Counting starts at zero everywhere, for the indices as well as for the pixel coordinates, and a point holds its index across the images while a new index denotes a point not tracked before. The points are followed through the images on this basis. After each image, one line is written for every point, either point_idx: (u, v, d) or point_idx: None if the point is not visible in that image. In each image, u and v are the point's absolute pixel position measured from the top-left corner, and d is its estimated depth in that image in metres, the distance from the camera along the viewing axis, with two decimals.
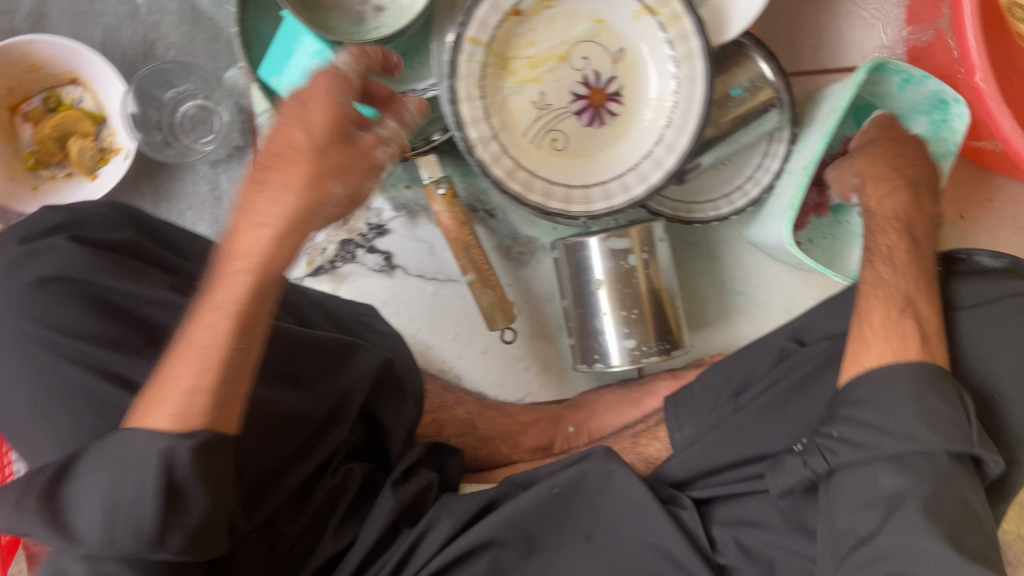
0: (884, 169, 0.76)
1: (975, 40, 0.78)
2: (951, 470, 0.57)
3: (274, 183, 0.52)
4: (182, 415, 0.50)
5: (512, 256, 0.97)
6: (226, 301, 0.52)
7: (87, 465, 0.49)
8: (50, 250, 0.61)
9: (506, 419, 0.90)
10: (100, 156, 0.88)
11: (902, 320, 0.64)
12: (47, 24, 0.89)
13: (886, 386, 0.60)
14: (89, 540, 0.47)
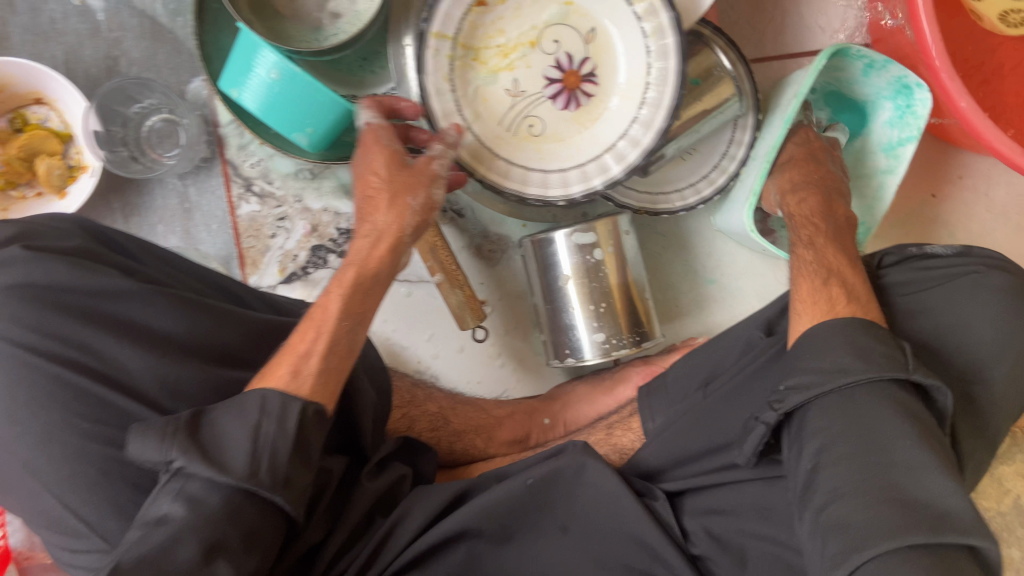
0: (801, 178, 0.83)
1: (927, 20, 0.78)
2: (898, 395, 0.56)
3: (372, 211, 0.64)
4: (303, 382, 0.57)
5: (484, 255, 0.97)
6: (330, 303, 0.62)
7: (223, 412, 0.52)
8: (11, 262, 0.57)
9: (480, 413, 0.90)
10: (69, 174, 0.89)
11: (827, 286, 0.68)
12: (8, 45, 0.89)
13: (820, 337, 0.61)
14: (236, 469, 0.50)
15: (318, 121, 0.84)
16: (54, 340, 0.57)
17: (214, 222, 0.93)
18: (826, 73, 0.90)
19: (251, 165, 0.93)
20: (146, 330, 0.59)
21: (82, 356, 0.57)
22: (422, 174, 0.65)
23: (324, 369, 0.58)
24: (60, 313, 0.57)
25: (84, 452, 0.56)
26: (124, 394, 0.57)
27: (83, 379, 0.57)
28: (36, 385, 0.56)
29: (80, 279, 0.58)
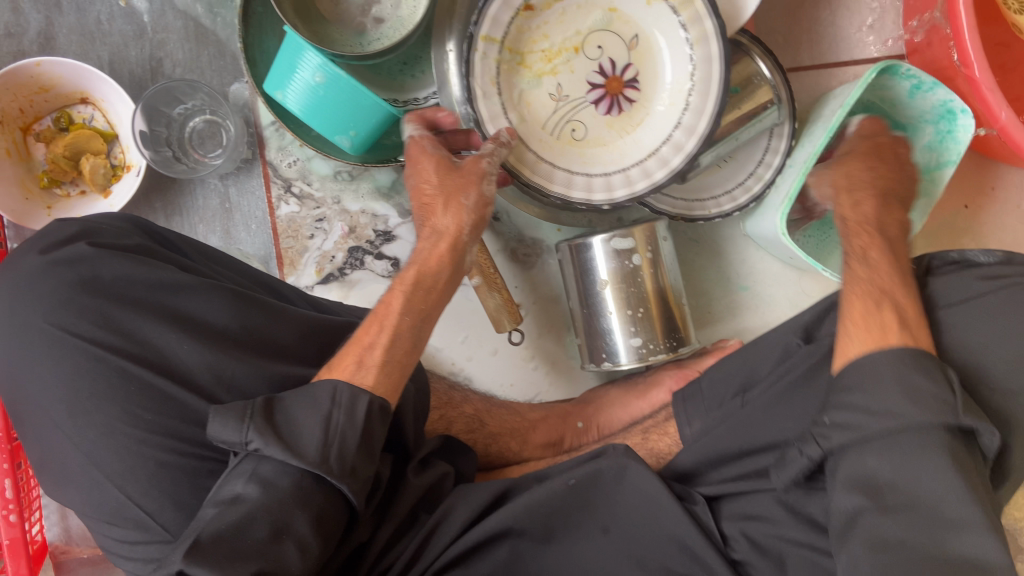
0: (858, 179, 0.79)
1: (969, 32, 0.78)
2: (947, 446, 0.53)
3: (431, 213, 0.67)
4: (369, 375, 0.58)
5: (519, 258, 0.98)
6: (395, 300, 0.64)
7: (294, 399, 0.54)
8: (81, 259, 0.61)
9: (515, 416, 0.90)
10: (112, 173, 0.91)
11: (882, 310, 0.62)
12: (55, 45, 0.91)
13: (870, 371, 0.57)
14: (309, 455, 0.51)
15: (360, 124, 0.85)
16: (117, 334, 0.59)
17: (254, 221, 0.94)
18: (872, 92, 0.92)
19: (291, 167, 0.94)
20: (202, 323, 0.61)
21: (144, 347, 0.59)
22: (468, 172, 0.66)
23: (388, 368, 0.59)
24: (122, 305, 0.60)
25: (144, 445, 0.57)
26: (182, 386, 0.58)
27: (144, 369, 0.58)
28: (102, 379, 0.58)
29: (143, 273, 0.61)
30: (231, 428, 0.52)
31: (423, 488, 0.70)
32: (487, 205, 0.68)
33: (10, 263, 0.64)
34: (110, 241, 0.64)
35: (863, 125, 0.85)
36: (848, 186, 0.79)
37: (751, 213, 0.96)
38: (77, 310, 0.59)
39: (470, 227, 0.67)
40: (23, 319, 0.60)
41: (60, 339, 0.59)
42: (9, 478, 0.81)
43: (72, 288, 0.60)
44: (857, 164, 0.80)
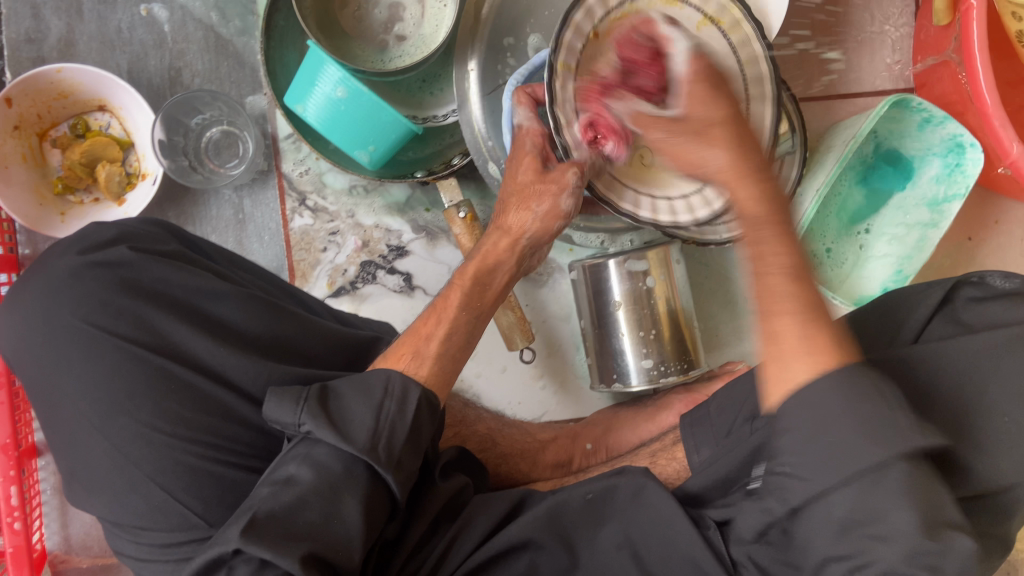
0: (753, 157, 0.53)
1: (983, 67, 0.80)
2: (907, 478, 0.45)
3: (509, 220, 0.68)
4: (426, 367, 0.60)
5: (530, 277, 0.99)
6: (452, 294, 0.66)
7: (348, 388, 0.55)
8: (120, 261, 0.61)
9: (524, 437, 0.91)
10: (127, 181, 0.91)
11: (810, 335, 0.49)
12: (74, 52, 0.91)
13: (809, 421, 0.48)
14: (359, 441, 0.51)
15: (380, 139, 0.85)
16: (153, 334, 0.59)
17: (267, 233, 0.94)
18: (882, 126, 0.95)
19: (308, 181, 0.94)
20: (236, 329, 0.62)
21: (179, 349, 0.59)
22: (558, 180, 0.66)
23: (445, 358, 0.62)
24: (159, 306, 0.60)
25: (171, 454, 0.57)
26: (218, 386, 0.59)
27: (181, 369, 0.58)
28: (136, 383, 0.58)
29: (181, 276, 0.61)
30: (286, 407, 0.53)
31: (448, 495, 0.70)
32: (558, 219, 0.68)
33: (45, 258, 0.63)
34: (148, 243, 0.64)
35: (689, 67, 0.55)
36: (743, 175, 0.52)
37: (761, 239, 0.98)
38: (114, 310, 0.60)
39: (532, 240, 0.69)
40: (55, 319, 0.60)
41: (99, 341, 0.59)
42: (16, 484, 0.80)
43: (111, 289, 0.60)
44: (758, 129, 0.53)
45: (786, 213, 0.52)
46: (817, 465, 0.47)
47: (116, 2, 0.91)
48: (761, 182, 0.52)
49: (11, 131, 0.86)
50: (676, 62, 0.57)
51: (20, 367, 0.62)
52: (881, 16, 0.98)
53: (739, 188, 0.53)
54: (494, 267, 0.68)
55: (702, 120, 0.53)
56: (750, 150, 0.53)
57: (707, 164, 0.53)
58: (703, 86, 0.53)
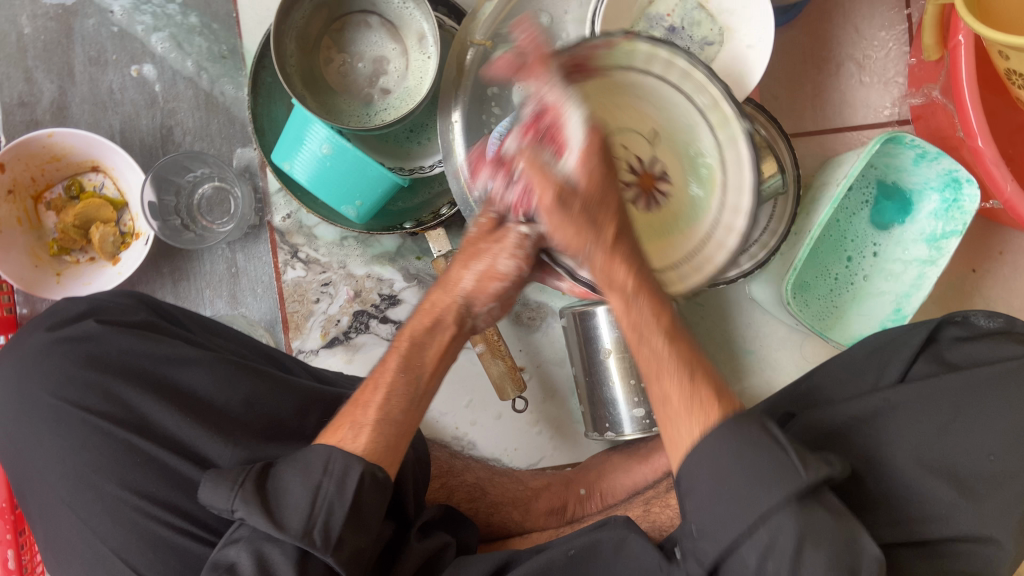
0: (623, 270, 0.58)
1: (973, 104, 0.79)
2: (801, 519, 0.49)
3: (454, 278, 0.66)
4: (363, 437, 0.59)
5: (523, 322, 0.98)
6: (389, 361, 0.64)
7: (288, 469, 0.56)
8: (88, 336, 0.68)
9: (516, 485, 0.91)
10: (122, 241, 0.92)
11: (698, 388, 0.55)
12: (67, 114, 0.92)
13: (707, 475, 0.52)
14: (291, 527, 0.53)
15: (367, 194, 0.85)
16: (119, 404, 0.65)
17: (261, 286, 0.95)
18: (879, 160, 0.93)
19: (299, 233, 0.94)
20: (201, 397, 0.66)
21: (145, 421, 0.64)
22: (502, 239, 0.63)
23: (384, 428, 0.60)
24: (126, 379, 0.66)
25: (152, 520, 0.61)
26: (184, 458, 0.63)
27: (146, 442, 0.63)
28: (106, 453, 0.63)
29: (148, 347, 0.67)
30: (220, 492, 0.55)
31: (425, 554, 0.70)
32: (497, 280, 0.65)
33: (19, 341, 0.71)
34: (121, 317, 0.71)
35: (583, 142, 0.58)
36: (616, 260, 0.58)
37: (757, 277, 0.96)
38: (83, 384, 0.66)
39: (470, 300, 0.66)
40: (31, 395, 0.67)
41: (68, 414, 0.65)
42: (12, 547, 0.81)
43: (77, 364, 0.67)
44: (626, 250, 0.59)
45: (650, 283, 0.59)
46: (722, 515, 0.51)
47: (107, 63, 0.92)
48: (631, 262, 0.58)
49: (5, 195, 0.87)
50: (571, 129, 0.58)
51: (17, 434, 0.67)
52: (874, 49, 0.96)
53: (615, 264, 0.58)
54: (431, 328, 0.65)
55: (587, 217, 0.58)
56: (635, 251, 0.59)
57: (590, 245, 0.58)
58: (599, 169, 0.58)
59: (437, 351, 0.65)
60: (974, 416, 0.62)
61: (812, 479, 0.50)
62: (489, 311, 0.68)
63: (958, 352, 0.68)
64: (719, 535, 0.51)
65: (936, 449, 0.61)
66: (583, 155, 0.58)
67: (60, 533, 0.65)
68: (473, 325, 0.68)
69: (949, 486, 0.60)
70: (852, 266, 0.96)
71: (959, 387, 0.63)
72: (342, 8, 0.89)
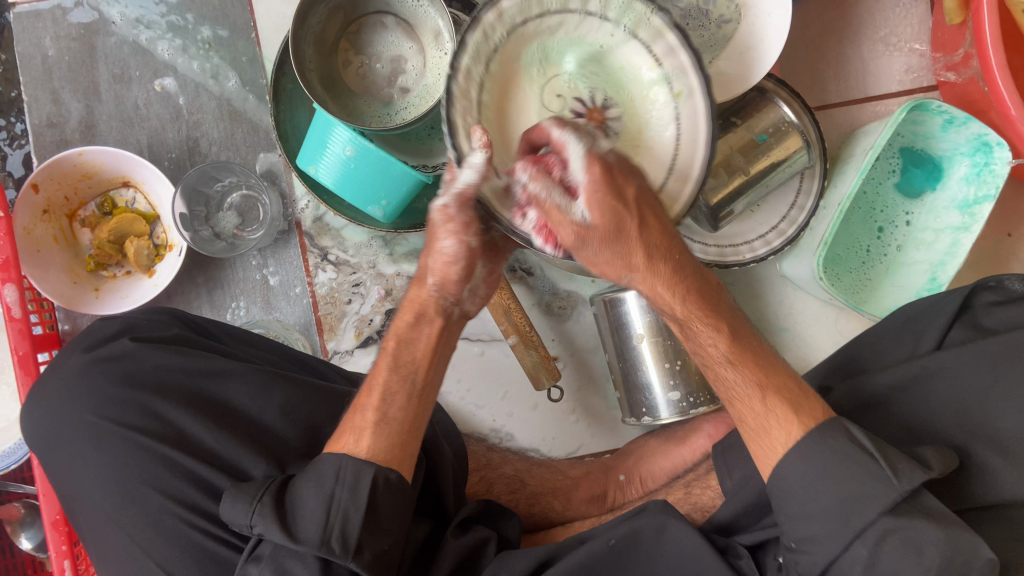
0: (673, 291, 0.61)
1: (999, 66, 0.78)
2: (902, 532, 0.53)
3: (421, 274, 0.65)
4: (365, 440, 0.61)
5: (554, 311, 0.98)
6: (381, 361, 0.66)
7: (303, 483, 0.59)
8: (123, 354, 0.70)
9: (556, 475, 0.92)
10: (156, 253, 0.94)
11: (773, 409, 0.60)
12: (95, 132, 0.94)
13: (800, 485, 0.57)
14: (309, 539, 0.55)
15: (392, 194, 0.85)
16: (156, 420, 0.67)
17: (294, 292, 0.96)
18: (905, 128, 0.91)
19: (327, 235, 0.95)
20: (236, 407, 0.68)
21: (182, 433, 0.66)
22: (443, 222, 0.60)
23: (385, 428, 0.62)
24: (160, 394, 0.67)
25: (192, 530, 0.63)
26: (221, 471, 0.64)
27: (181, 454, 0.65)
28: (146, 466, 0.65)
29: (182, 361, 0.69)
30: (239, 509, 0.58)
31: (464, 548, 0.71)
32: (451, 265, 0.62)
33: (60, 358, 0.73)
34: (153, 334, 0.72)
35: (588, 179, 0.56)
36: (659, 276, 0.60)
37: (787, 254, 0.95)
38: (119, 402, 0.68)
39: (443, 292, 0.64)
40: (71, 417, 0.69)
41: (107, 430, 0.67)
42: (68, 557, 0.83)
43: (115, 380, 0.68)
44: (670, 262, 0.60)
45: (704, 296, 0.62)
46: (823, 525, 0.56)
47: (131, 80, 0.94)
48: (677, 285, 0.61)
49: (40, 216, 0.89)
50: (573, 162, 0.56)
51: (63, 452, 0.69)
52: (895, 15, 0.95)
53: (658, 281, 0.60)
54: (414, 324, 0.66)
55: (621, 236, 0.57)
56: (664, 241, 0.59)
57: (629, 273, 0.60)
58: (613, 204, 0.56)
59: (427, 345, 0.66)
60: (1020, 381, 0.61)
61: (902, 488, 0.54)
62: (473, 292, 0.67)
63: (993, 316, 0.67)
64: (825, 541, 0.56)
65: (975, 414, 0.61)
66: (588, 192, 0.56)
67: (113, 545, 0.66)
68: (462, 311, 0.68)
69: (989, 451, 0.59)
70: (884, 237, 0.94)
71: (999, 351, 0.62)
72: (356, 10, 0.89)
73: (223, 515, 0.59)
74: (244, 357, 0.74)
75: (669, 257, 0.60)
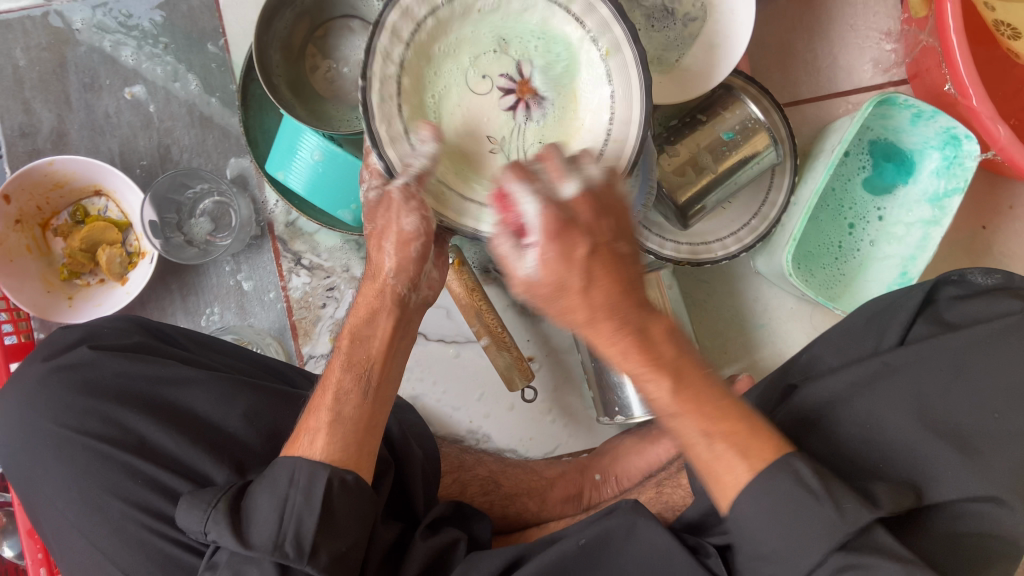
0: (613, 350, 0.50)
1: (963, 58, 0.77)
2: (857, 562, 0.51)
3: (376, 268, 0.65)
4: (320, 441, 0.60)
5: (528, 312, 0.99)
6: (335, 365, 0.64)
7: (258, 488, 0.57)
8: (82, 362, 0.70)
9: (532, 475, 0.92)
10: (129, 261, 0.94)
11: (721, 453, 0.52)
12: (66, 141, 0.94)
13: (753, 515, 0.52)
14: (260, 545, 0.54)
15: (362, 197, 0.85)
16: (117, 428, 0.67)
17: (267, 296, 0.96)
18: (875, 122, 0.91)
19: (299, 239, 0.96)
20: (198, 414, 0.68)
21: (142, 440, 0.66)
22: (389, 206, 0.61)
23: (339, 428, 0.60)
24: (121, 403, 0.68)
25: (158, 537, 0.63)
26: (184, 478, 0.64)
27: (142, 461, 0.65)
28: (107, 473, 0.65)
29: (142, 369, 0.69)
30: (194, 515, 0.57)
31: (433, 550, 0.70)
32: (411, 242, 0.62)
33: (23, 368, 0.73)
34: (116, 343, 0.73)
35: (539, 236, 0.49)
36: (602, 338, 0.50)
37: (760, 250, 0.95)
38: (81, 410, 0.68)
39: (402, 280, 0.64)
40: (35, 424, 0.69)
41: (69, 438, 0.67)
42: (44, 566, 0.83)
43: (75, 388, 0.69)
44: (607, 317, 0.49)
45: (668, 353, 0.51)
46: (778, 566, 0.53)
47: (102, 88, 0.94)
48: (628, 351, 0.50)
49: (12, 226, 0.89)
50: (524, 207, 0.50)
51: (27, 462, 0.69)
52: (865, 9, 0.95)
53: (607, 342, 0.50)
54: (369, 318, 0.65)
55: (556, 299, 0.49)
56: (615, 304, 0.49)
57: (580, 334, 0.51)
58: (557, 265, 0.48)
59: (382, 339, 0.65)
60: (980, 374, 0.61)
61: (849, 528, 0.51)
62: (428, 277, 0.68)
63: (957, 311, 0.67)
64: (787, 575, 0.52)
65: (937, 407, 0.61)
66: (536, 259, 0.49)
67: (77, 553, 0.66)
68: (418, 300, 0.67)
69: (951, 448, 0.58)
70: (856, 233, 0.94)
71: (960, 345, 0.62)
72: (324, 14, 0.90)
73: (184, 527, 0.58)
74: (209, 364, 0.74)
75: (617, 305, 0.49)
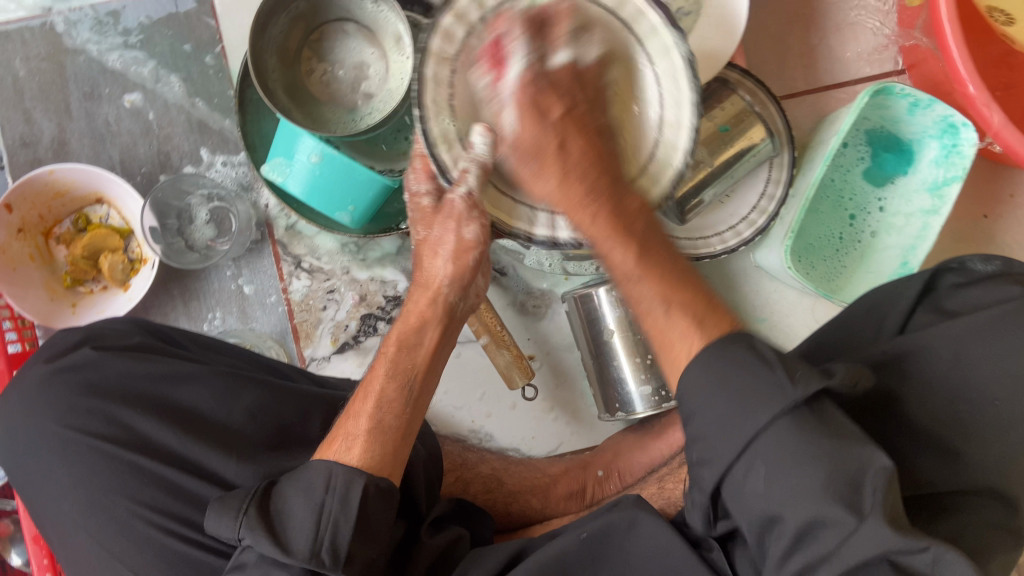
0: (575, 193, 0.58)
1: (957, 48, 0.77)
2: (798, 427, 0.46)
3: (429, 274, 0.70)
4: (356, 448, 0.61)
5: (529, 311, 0.99)
6: (380, 368, 0.67)
7: (291, 490, 0.57)
8: (85, 363, 0.71)
9: (535, 472, 0.91)
10: (131, 267, 0.95)
11: (673, 319, 0.54)
12: (67, 149, 0.95)
13: (700, 399, 0.50)
14: (300, 550, 0.54)
15: (359, 199, 0.85)
16: (123, 429, 0.67)
17: (268, 300, 0.96)
18: (872, 114, 0.91)
19: (299, 243, 0.96)
20: (202, 412, 0.68)
21: (146, 440, 0.67)
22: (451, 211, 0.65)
23: (377, 434, 0.62)
24: (125, 402, 0.68)
25: (165, 535, 0.64)
26: (191, 474, 0.65)
27: (149, 460, 0.65)
28: (113, 474, 0.66)
29: (145, 367, 0.70)
30: (225, 521, 0.56)
31: (439, 548, 0.70)
32: (468, 252, 0.68)
33: (23, 374, 0.74)
34: (118, 343, 0.73)
35: (516, 88, 0.59)
36: (570, 198, 0.58)
37: (759, 244, 0.94)
38: (86, 411, 0.68)
39: (453, 285, 0.69)
40: (39, 427, 0.70)
41: (74, 440, 0.68)
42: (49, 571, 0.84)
43: (78, 390, 0.69)
44: (574, 163, 0.58)
45: (650, 250, 0.57)
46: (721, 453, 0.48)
47: (101, 97, 0.95)
48: (599, 223, 0.57)
49: (15, 234, 0.90)
50: (514, 65, 0.59)
51: (32, 467, 0.70)
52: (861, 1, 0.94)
53: (571, 186, 0.58)
54: (419, 328, 0.69)
55: (536, 152, 0.59)
56: (590, 159, 0.59)
57: (550, 187, 0.59)
58: (532, 111, 0.58)
59: (431, 346, 0.68)
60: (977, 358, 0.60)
61: (799, 392, 0.46)
62: (474, 286, 0.73)
63: (956, 299, 0.65)
64: (715, 456, 0.49)
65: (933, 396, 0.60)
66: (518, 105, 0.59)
67: (81, 555, 0.67)
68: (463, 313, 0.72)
69: (946, 432, 0.58)
70: (856, 224, 0.94)
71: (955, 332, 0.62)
72: (318, 18, 0.90)
73: (212, 531, 0.57)
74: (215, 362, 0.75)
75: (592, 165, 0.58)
